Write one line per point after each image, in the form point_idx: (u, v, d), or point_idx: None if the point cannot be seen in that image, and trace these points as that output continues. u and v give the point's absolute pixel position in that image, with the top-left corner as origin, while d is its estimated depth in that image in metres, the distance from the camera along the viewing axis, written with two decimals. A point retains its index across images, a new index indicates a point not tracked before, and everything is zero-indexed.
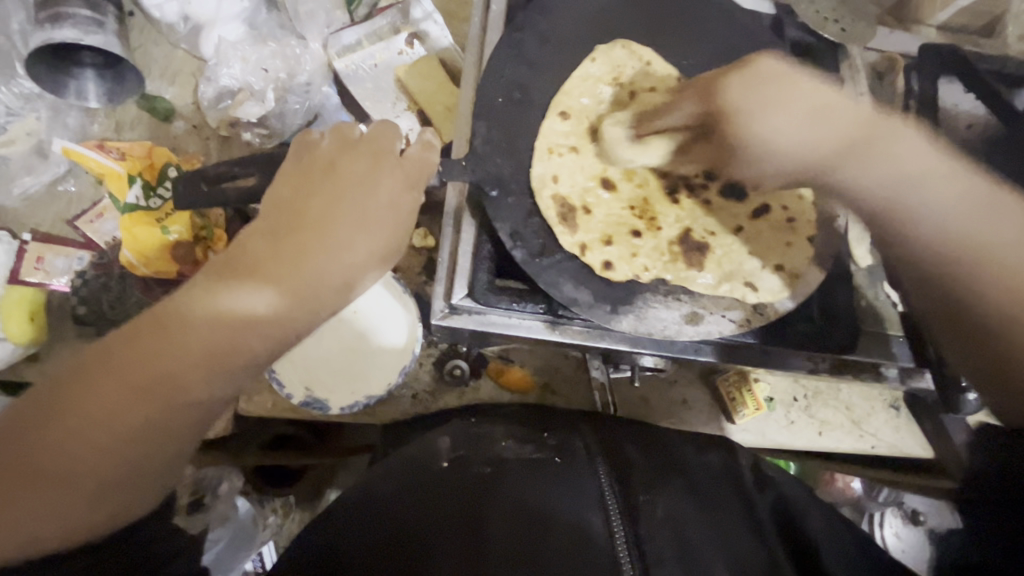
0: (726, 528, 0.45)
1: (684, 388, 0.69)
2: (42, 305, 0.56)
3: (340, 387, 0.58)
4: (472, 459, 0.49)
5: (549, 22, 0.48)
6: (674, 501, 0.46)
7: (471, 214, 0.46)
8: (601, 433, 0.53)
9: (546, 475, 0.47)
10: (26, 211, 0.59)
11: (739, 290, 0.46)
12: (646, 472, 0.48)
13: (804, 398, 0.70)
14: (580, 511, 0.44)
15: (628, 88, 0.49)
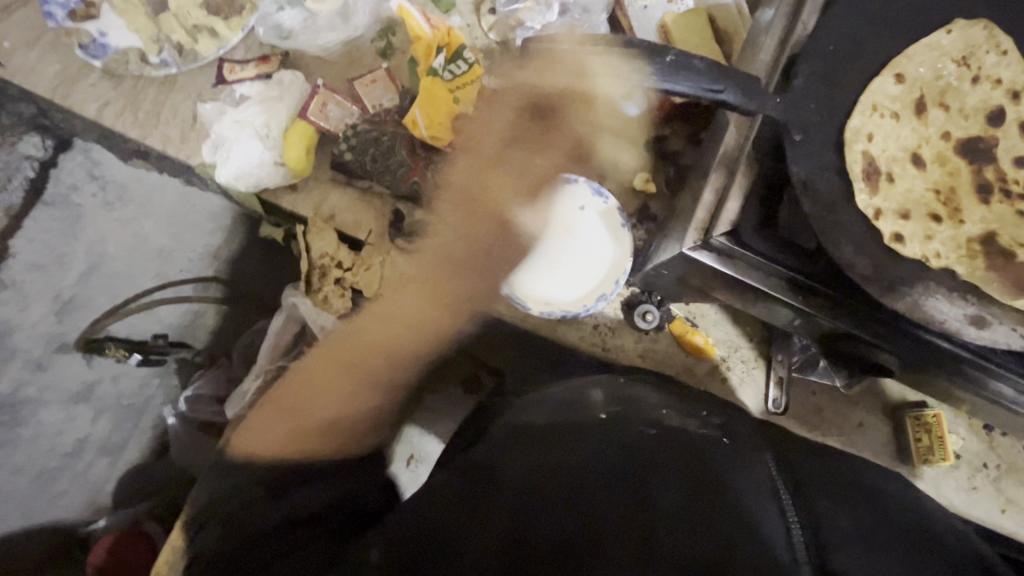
0: (931, 555, 0.35)
1: (862, 410, 0.65)
2: (313, 142, 0.63)
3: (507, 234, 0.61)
4: (632, 417, 0.46)
5: None
6: (871, 525, 0.35)
7: (753, 160, 0.47)
8: (773, 444, 0.46)
9: (722, 454, 0.40)
10: (321, 64, 0.67)
11: None
12: (836, 485, 0.40)
13: (994, 467, 0.64)
14: (753, 492, 0.36)
15: (969, 74, 0.45)
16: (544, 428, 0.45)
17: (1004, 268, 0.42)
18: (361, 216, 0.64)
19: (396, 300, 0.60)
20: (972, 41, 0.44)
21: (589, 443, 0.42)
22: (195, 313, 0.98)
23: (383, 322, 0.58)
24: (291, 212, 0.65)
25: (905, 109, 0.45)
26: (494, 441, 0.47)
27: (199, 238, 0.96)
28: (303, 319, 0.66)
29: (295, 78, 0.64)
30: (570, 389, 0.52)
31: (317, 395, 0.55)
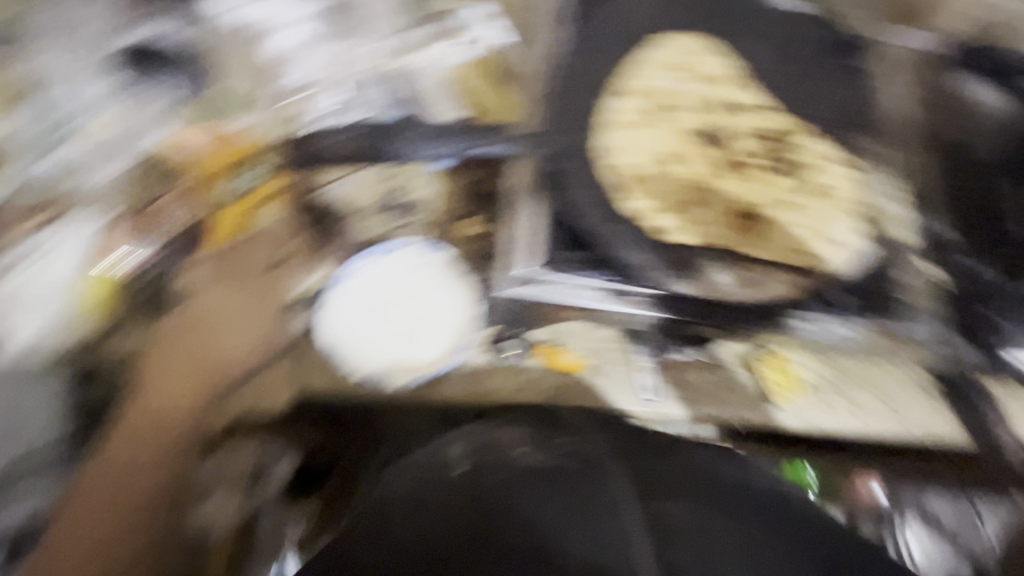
0: (752, 528, 0.41)
1: (721, 372, 0.68)
2: (113, 289, 0.58)
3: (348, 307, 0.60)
4: (484, 464, 0.45)
5: (596, 44, 0.60)
6: (709, 514, 0.41)
7: (540, 197, 0.57)
8: (629, 445, 0.49)
9: (575, 483, 0.42)
10: (90, 201, 0.58)
11: (786, 253, 0.52)
12: (679, 482, 0.44)
13: (845, 385, 0.69)
14: (611, 530, 0.38)
15: (682, 77, 0.56)
16: (398, 506, 0.44)
17: (753, 228, 0.52)
18: (196, 348, 0.59)
19: (187, 379, 0.58)
20: (675, 67, 0.57)
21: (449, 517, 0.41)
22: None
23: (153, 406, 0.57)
24: (109, 371, 0.58)
25: (647, 114, 0.54)
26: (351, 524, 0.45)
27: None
28: None
29: (64, 229, 0.58)
30: (429, 449, 0.51)
31: (82, 525, 0.51)
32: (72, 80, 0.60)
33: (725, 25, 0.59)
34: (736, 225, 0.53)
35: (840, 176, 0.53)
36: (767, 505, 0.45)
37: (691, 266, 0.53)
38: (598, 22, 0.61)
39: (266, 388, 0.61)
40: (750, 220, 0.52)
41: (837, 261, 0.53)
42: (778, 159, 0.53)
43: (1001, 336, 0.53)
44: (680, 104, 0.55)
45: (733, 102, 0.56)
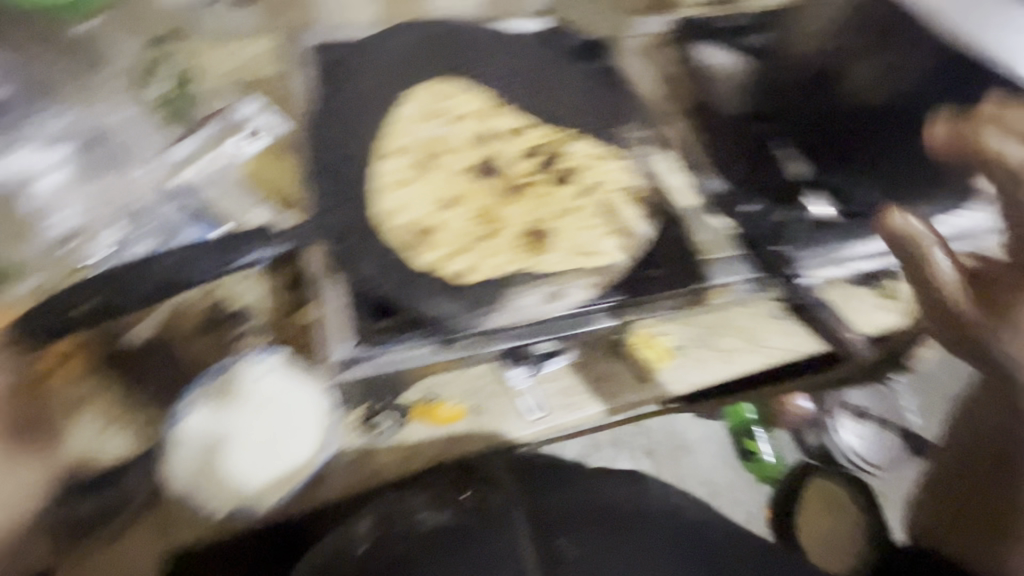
0: (618, 519, 0.60)
1: (598, 364, 0.73)
2: None
3: (200, 430, 0.56)
4: (393, 535, 0.57)
5: (348, 92, 0.53)
6: (595, 544, 0.56)
7: (331, 273, 0.46)
8: (523, 486, 0.63)
9: (476, 536, 0.57)
10: None
11: (579, 259, 0.49)
12: (568, 521, 0.58)
13: (705, 336, 0.78)
14: (501, 549, 0.56)
15: (445, 120, 0.55)
16: None
17: (544, 243, 0.50)
18: (20, 550, 0.52)
19: None
20: (435, 103, 0.55)
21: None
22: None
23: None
24: None
25: (413, 172, 0.52)
26: None
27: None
28: None
29: None
30: (338, 533, 0.59)
31: None
32: None
33: (478, 48, 0.58)
34: (531, 244, 0.50)
35: (612, 172, 0.55)
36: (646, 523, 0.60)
37: (509, 293, 0.48)
38: (346, 72, 0.54)
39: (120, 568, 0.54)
40: (539, 236, 0.51)
41: (623, 251, 0.51)
42: (553, 173, 0.54)
43: (791, 265, 0.57)
44: (445, 144, 0.54)
45: (497, 128, 0.56)
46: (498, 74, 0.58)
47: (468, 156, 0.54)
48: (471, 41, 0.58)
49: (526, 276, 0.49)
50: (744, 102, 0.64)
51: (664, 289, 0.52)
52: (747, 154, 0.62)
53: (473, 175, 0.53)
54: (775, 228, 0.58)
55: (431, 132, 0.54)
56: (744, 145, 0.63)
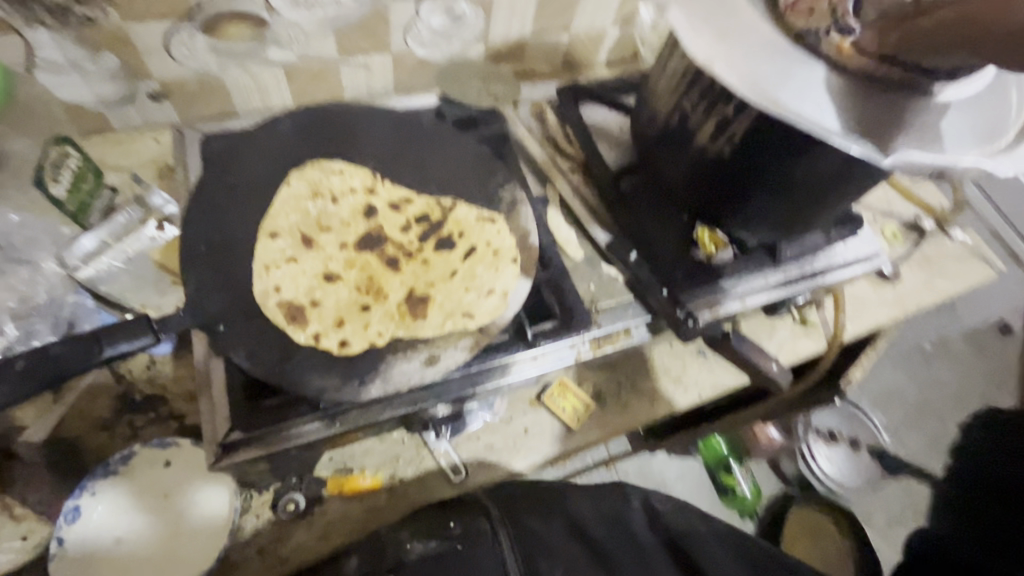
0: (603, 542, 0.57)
1: (521, 418, 0.73)
2: None
3: (91, 526, 0.55)
4: (375, 572, 0.51)
5: (232, 181, 0.55)
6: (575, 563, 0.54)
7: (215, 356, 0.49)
8: (514, 505, 0.58)
9: (459, 567, 0.52)
10: None
11: (458, 323, 0.51)
12: (552, 544, 0.55)
13: (627, 379, 0.78)
14: (489, 569, 0.52)
15: (329, 197, 0.57)
16: None
17: (425, 309, 0.52)
18: None
19: None
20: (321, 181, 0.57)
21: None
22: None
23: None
24: None
25: (297, 249, 0.54)
26: None
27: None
28: None
29: None
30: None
31: None
32: None
33: (363, 128, 0.61)
34: (412, 310, 0.52)
35: (494, 234, 0.57)
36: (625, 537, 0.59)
37: (386, 361, 0.49)
38: (230, 161, 0.56)
39: None
40: (419, 302, 0.52)
41: (501, 310, 0.52)
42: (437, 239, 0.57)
43: (678, 308, 0.60)
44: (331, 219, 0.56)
45: (383, 200, 0.58)
46: (383, 149, 0.61)
47: (354, 229, 0.56)
48: (356, 122, 0.61)
49: (406, 344, 0.50)
50: (626, 157, 0.69)
51: (548, 342, 0.56)
52: (646, 207, 0.64)
53: (358, 248, 0.55)
54: (658, 274, 0.61)
55: (316, 209, 0.56)
56: (646, 196, 0.65)
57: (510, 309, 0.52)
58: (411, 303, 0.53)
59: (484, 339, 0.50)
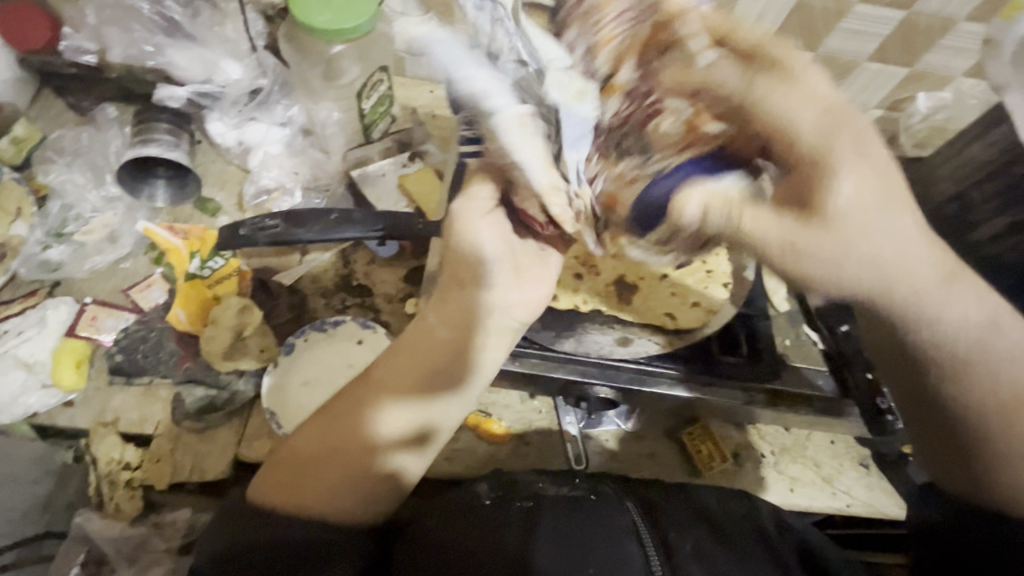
0: (744, 541, 0.50)
1: (651, 442, 0.73)
2: (87, 355, 0.66)
3: (300, 365, 0.65)
4: (513, 495, 0.54)
5: None
6: (707, 543, 0.50)
7: None
8: (631, 486, 0.57)
9: (587, 511, 0.51)
10: (89, 285, 0.72)
11: (658, 318, 0.57)
12: (680, 518, 0.52)
13: (771, 454, 0.74)
14: (619, 528, 0.50)
15: None
16: (438, 537, 0.50)
17: (630, 298, 0.58)
18: (147, 412, 0.65)
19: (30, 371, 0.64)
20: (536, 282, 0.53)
21: (473, 549, 0.48)
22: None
23: (329, 419, 0.52)
24: (73, 430, 0.64)
25: None
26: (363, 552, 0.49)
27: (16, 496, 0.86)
28: (91, 537, 0.62)
29: (60, 301, 0.68)
30: (455, 492, 0.57)
31: None
32: (103, 186, 0.77)
33: None
34: (616, 294, 0.58)
35: (713, 256, 0.60)
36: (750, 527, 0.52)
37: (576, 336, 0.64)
38: None
39: (201, 451, 0.63)
40: (628, 289, 0.58)
41: (700, 324, 0.57)
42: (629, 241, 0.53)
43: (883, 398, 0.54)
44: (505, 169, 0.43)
45: None
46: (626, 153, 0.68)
47: None
48: None
49: (603, 319, 0.58)
50: None
51: (723, 376, 0.57)
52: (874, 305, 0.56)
53: None
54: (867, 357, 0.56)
55: None
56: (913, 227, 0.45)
57: (710, 326, 0.58)
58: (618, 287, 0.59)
59: (677, 342, 0.57)
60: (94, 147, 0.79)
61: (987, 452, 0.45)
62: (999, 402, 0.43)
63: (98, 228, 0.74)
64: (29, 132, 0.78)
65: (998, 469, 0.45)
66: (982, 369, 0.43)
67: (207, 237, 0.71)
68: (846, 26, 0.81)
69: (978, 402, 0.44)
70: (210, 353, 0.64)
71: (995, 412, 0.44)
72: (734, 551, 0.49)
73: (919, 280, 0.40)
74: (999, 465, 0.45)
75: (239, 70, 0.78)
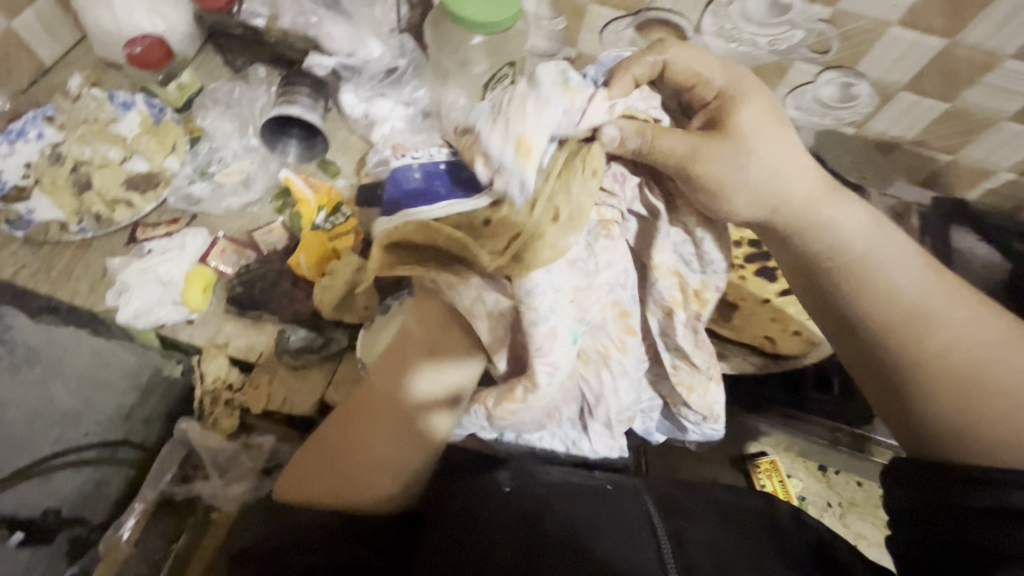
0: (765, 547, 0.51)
1: (712, 467, 0.72)
2: (212, 282, 0.74)
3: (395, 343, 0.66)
4: (529, 481, 0.56)
5: None
6: (717, 531, 0.52)
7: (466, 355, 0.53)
8: (655, 487, 0.59)
9: (601, 502, 0.54)
10: (222, 221, 0.80)
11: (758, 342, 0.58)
12: (692, 511, 0.54)
13: (838, 505, 0.72)
14: (633, 514, 0.53)
15: None
16: (456, 513, 0.53)
17: (730, 317, 0.58)
18: (253, 341, 0.71)
19: (165, 288, 0.72)
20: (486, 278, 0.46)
21: (491, 511, 0.52)
22: (96, 482, 0.94)
23: (391, 372, 0.52)
24: (189, 345, 0.72)
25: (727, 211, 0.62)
26: (428, 522, 0.55)
27: (111, 399, 0.95)
28: (190, 444, 0.69)
29: (198, 230, 0.76)
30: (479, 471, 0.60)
31: None
32: (245, 137, 0.85)
33: None
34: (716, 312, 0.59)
35: None
36: (764, 525, 0.54)
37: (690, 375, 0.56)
38: None
39: (295, 387, 0.69)
40: (727, 309, 0.59)
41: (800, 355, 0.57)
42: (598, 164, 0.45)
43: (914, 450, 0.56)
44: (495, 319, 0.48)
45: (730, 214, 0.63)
46: None
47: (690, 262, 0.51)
48: None
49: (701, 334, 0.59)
50: None
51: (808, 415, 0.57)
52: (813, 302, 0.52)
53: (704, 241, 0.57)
54: None
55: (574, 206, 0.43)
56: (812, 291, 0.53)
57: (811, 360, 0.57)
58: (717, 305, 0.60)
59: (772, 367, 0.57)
60: (243, 101, 0.87)
61: (903, 378, 0.48)
62: (893, 314, 0.47)
63: (236, 172, 0.83)
64: (192, 80, 0.88)
65: (912, 390, 0.47)
66: (879, 267, 0.48)
67: (326, 189, 0.75)
68: (990, 81, 0.77)
69: (870, 323, 0.48)
70: (322, 301, 0.68)
71: (899, 319, 0.47)
72: (742, 543, 0.51)
73: (818, 217, 0.49)
74: (918, 393, 0.47)
75: (380, 49, 0.85)
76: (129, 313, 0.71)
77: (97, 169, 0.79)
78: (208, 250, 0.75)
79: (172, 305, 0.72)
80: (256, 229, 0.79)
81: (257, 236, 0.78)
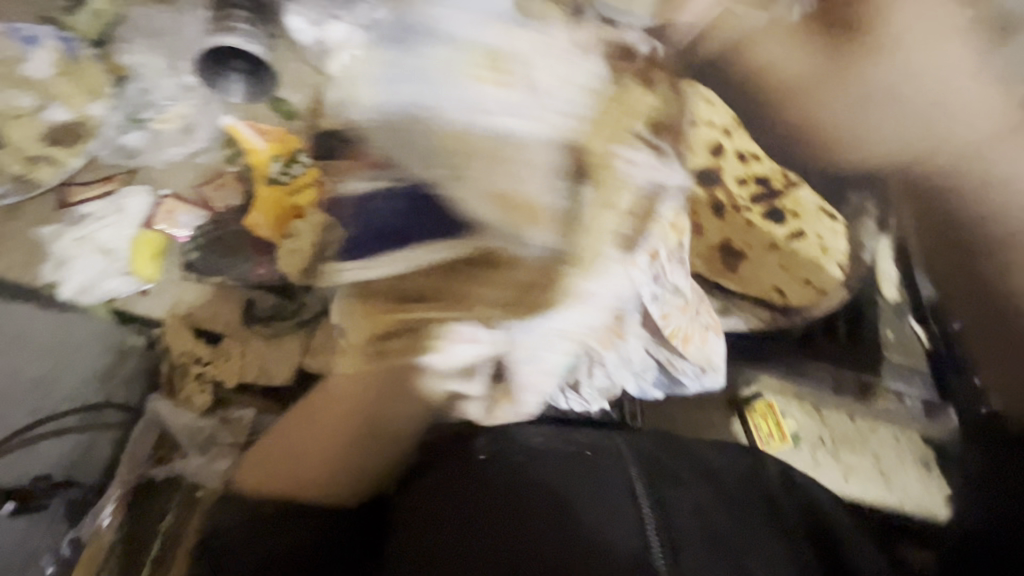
0: (755, 516, 0.47)
1: (709, 412, 0.71)
2: (164, 248, 0.66)
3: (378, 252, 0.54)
4: (505, 449, 0.50)
5: None
6: (705, 501, 0.46)
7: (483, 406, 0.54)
8: (639, 442, 0.53)
9: (581, 469, 0.48)
10: (164, 176, 0.70)
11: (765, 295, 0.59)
12: (678, 474, 0.49)
13: (830, 441, 0.72)
14: (614, 486, 0.47)
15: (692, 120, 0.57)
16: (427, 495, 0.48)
17: (735, 267, 0.58)
18: (218, 310, 0.65)
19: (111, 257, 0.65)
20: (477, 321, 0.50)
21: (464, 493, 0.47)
22: None
23: (351, 371, 0.53)
24: (147, 318, 0.66)
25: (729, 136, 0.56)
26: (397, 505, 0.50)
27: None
28: (166, 422, 0.65)
29: (138, 189, 0.67)
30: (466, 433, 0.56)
31: None
32: (179, 73, 0.74)
33: None
34: (719, 262, 0.58)
35: (831, 230, 0.55)
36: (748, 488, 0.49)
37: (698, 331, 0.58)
38: None
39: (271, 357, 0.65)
40: (732, 259, 0.58)
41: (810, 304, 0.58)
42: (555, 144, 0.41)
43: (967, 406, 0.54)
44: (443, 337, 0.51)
45: (734, 145, 0.56)
46: None
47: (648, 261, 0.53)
48: None
49: (703, 289, 0.58)
50: None
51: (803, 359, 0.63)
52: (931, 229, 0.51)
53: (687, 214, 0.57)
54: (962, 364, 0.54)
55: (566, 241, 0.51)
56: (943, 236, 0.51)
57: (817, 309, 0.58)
58: (723, 254, 0.58)
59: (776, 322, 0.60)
60: (172, 30, 0.75)
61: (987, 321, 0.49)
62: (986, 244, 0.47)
63: (174, 117, 0.72)
64: (108, 5, 0.75)
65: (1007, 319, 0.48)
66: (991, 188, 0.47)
67: (279, 135, 0.70)
68: None
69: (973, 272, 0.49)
70: (290, 264, 0.65)
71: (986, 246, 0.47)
72: (727, 509, 0.46)
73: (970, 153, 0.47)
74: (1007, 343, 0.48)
75: None
76: (74, 288, 0.64)
77: (9, 121, 0.68)
78: (154, 212, 0.67)
79: (121, 276, 0.65)
80: (205, 184, 0.70)
81: (208, 191, 0.69)
